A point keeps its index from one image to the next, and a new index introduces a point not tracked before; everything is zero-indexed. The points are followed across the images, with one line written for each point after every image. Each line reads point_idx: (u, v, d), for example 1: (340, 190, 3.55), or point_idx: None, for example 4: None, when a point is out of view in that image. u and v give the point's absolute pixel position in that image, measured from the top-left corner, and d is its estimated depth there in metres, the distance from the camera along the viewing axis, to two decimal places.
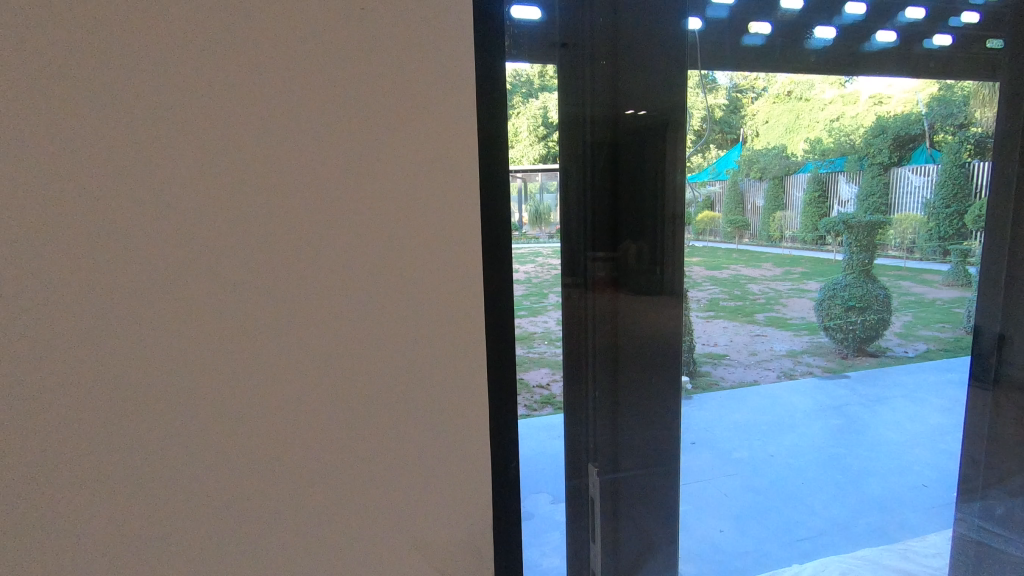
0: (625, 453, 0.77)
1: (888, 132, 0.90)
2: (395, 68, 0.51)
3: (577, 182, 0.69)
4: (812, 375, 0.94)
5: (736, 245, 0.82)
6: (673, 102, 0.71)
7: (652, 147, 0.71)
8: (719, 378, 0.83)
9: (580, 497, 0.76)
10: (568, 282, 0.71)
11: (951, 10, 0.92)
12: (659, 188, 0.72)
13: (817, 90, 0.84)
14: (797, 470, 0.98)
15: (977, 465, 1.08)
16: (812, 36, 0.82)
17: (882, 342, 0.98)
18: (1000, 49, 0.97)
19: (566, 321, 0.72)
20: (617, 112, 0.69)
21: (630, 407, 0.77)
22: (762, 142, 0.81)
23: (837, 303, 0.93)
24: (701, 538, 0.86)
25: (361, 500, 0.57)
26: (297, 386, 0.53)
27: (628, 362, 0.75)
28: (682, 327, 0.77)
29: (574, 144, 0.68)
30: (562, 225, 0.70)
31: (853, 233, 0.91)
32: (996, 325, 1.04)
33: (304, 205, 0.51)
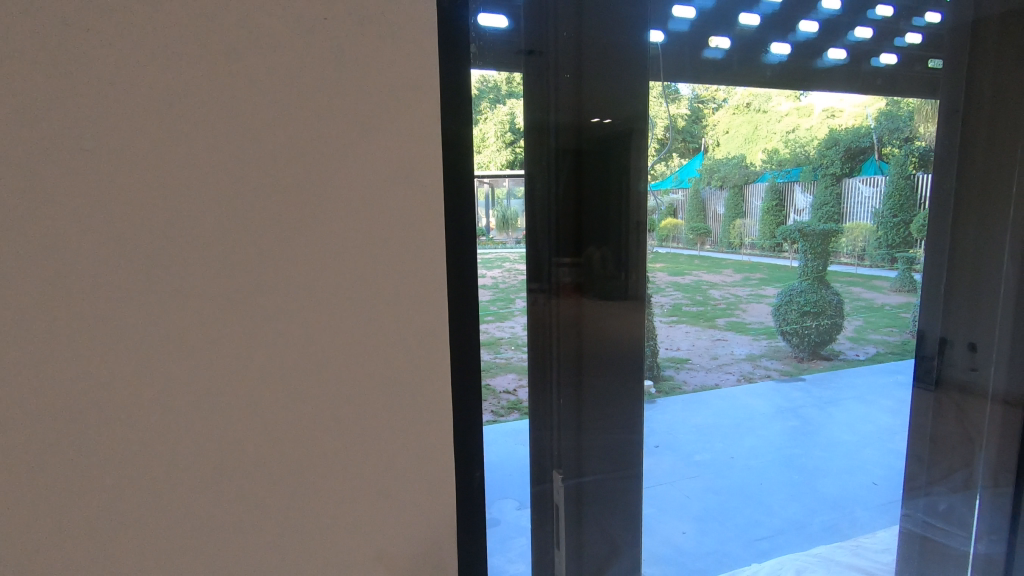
0: (589, 458, 0.78)
1: (840, 144, 0.95)
2: (362, 72, 0.51)
3: (542, 188, 0.70)
4: (770, 378, 0.97)
5: (698, 252, 0.83)
6: (637, 111, 0.72)
7: (617, 156, 0.72)
8: (682, 382, 0.87)
9: (546, 501, 0.77)
10: (534, 288, 0.71)
11: (896, 31, 0.97)
12: (624, 196, 0.73)
13: (774, 102, 0.87)
14: (756, 471, 1.02)
15: (926, 465, 1.12)
16: (769, 52, 0.85)
17: (835, 346, 1.02)
18: (938, 69, 1.02)
19: (533, 327, 0.72)
20: (582, 120, 0.69)
21: (595, 412, 0.77)
22: (723, 151, 0.83)
23: (794, 308, 0.96)
24: (663, 540, 0.90)
25: (326, 511, 0.56)
26: (259, 394, 0.52)
27: (593, 367, 0.76)
28: (645, 332, 0.79)
29: (540, 151, 0.69)
30: (528, 230, 0.70)
31: (808, 241, 0.95)
32: (938, 328, 1.08)
33: (267, 209, 0.50)
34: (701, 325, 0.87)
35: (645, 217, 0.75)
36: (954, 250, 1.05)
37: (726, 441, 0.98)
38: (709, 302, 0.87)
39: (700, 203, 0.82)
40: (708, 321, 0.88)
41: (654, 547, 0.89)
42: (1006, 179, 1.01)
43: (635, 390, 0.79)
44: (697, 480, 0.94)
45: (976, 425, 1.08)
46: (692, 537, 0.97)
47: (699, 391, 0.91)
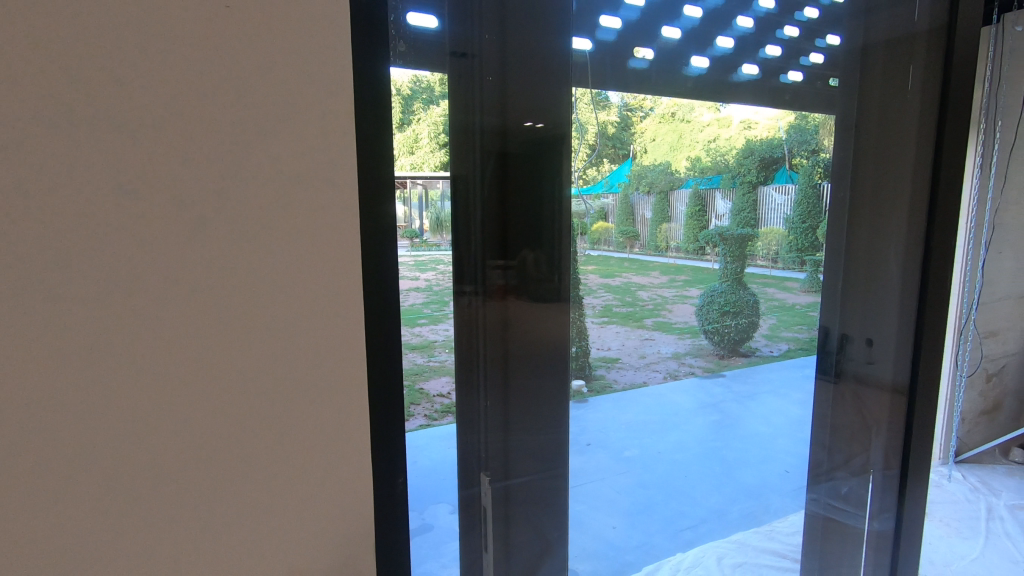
0: (515, 459, 0.76)
1: (755, 154, 1.02)
2: (289, 74, 0.50)
3: (471, 191, 0.67)
4: (693, 374, 1.11)
5: (629, 254, 0.87)
6: (560, 112, 0.71)
7: (541, 156, 0.71)
8: (613, 380, 0.93)
9: (473, 506, 0.74)
10: (459, 292, 0.69)
11: (800, 51, 1.02)
12: (552, 196, 0.72)
13: (696, 113, 0.93)
14: (679, 462, 1.20)
15: (828, 449, 1.14)
16: (689, 64, 0.90)
17: (752, 343, 1.15)
18: (835, 87, 1.04)
19: (460, 330, 0.70)
20: (506, 122, 0.67)
21: (522, 414, 0.76)
22: (650, 158, 0.87)
23: (715, 308, 1.07)
24: (596, 535, 0.95)
25: (246, 515, 0.53)
26: (178, 409, 0.49)
27: (518, 367, 0.75)
28: (573, 330, 0.80)
29: (466, 153, 0.66)
30: (460, 233, 0.68)
31: (727, 244, 1.03)
32: (837, 323, 1.10)
33: (186, 213, 0.47)
34: (630, 325, 0.93)
35: (571, 218, 0.75)
36: (848, 248, 1.08)
37: (654, 436, 1.11)
38: (638, 303, 0.93)
39: (629, 207, 0.86)
40: (637, 321, 0.95)
41: (582, 544, 0.90)
42: (895, 187, 1.04)
43: (561, 392, 0.79)
44: (626, 473, 1.05)
45: (872, 412, 1.11)
46: (620, 528, 1.05)
47: (630, 389, 0.99)
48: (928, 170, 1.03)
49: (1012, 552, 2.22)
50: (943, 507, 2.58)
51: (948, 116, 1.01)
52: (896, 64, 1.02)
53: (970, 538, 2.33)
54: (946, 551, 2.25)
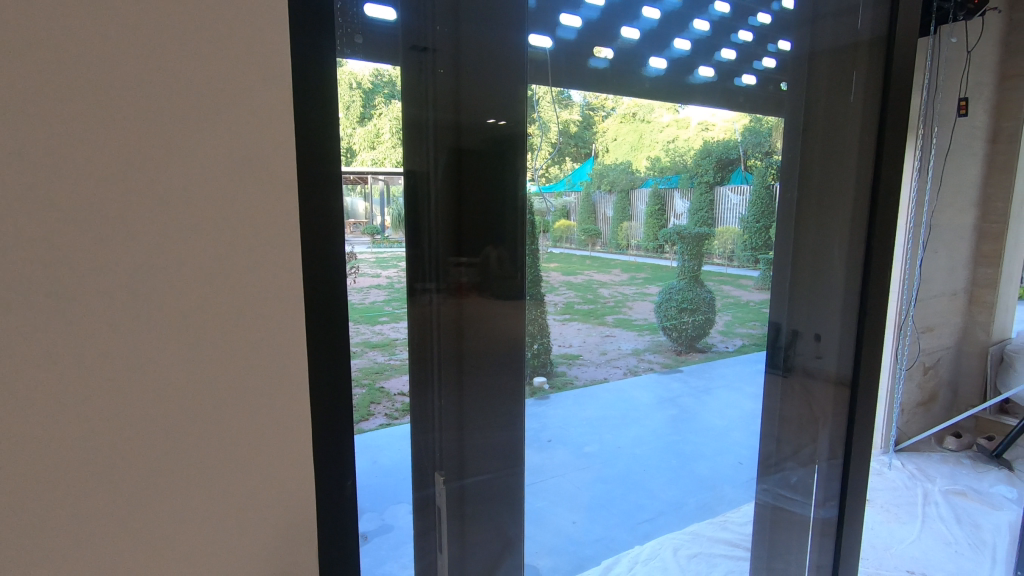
0: (470, 458, 0.74)
1: (712, 155, 1.07)
2: (246, 72, 0.48)
3: (425, 190, 0.65)
4: (653, 369, 1.20)
5: (590, 252, 0.89)
6: (516, 105, 0.69)
7: (496, 152, 0.68)
8: (574, 377, 0.96)
9: (428, 508, 0.72)
10: (414, 294, 0.66)
11: (753, 55, 1.04)
12: (510, 193, 0.70)
13: (656, 113, 0.96)
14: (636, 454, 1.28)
15: (777, 440, 1.16)
16: (647, 65, 0.93)
17: (709, 340, 1.21)
18: (785, 90, 1.04)
19: (414, 331, 0.67)
20: (460, 117, 0.64)
21: (477, 415, 0.74)
22: (611, 157, 0.89)
23: (671, 305, 1.15)
24: (555, 530, 0.96)
25: (198, 513, 0.52)
26: (129, 418, 0.48)
27: (475, 367, 0.72)
28: (531, 328, 0.79)
29: (419, 148, 0.63)
30: (415, 234, 0.65)
31: (685, 243, 1.08)
32: (784, 318, 1.11)
33: (137, 214, 0.45)
34: (591, 321, 0.97)
35: (533, 216, 0.74)
36: (796, 247, 1.09)
37: (614, 431, 1.18)
38: (599, 299, 0.97)
39: (592, 206, 0.88)
40: (598, 318, 1.00)
41: (542, 541, 0.91)
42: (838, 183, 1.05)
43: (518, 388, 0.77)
44: (587, 469, 1.10)
45: (819, 403, 1.13)
46: (580, 523, 1.10)
47: (590, 384, 1.04)
48: (869, 175, 1.03)
49: (946, 534, 2.36)
50: (883, 493, 2.73)
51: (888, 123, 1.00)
52: (841, 70, 1.02)
53: (908, 522, 2.47)
54: (886, 535, 2.38)
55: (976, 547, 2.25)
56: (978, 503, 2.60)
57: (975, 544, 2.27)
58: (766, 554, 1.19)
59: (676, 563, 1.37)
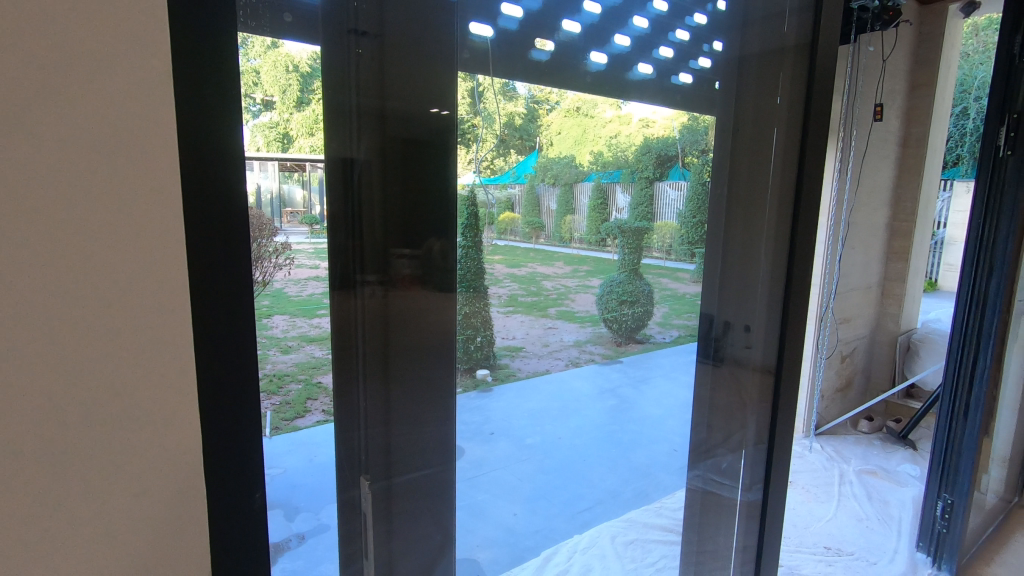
0: (399, 458, 0.68)
1: (652, 151, 1.10)
2: (160, 30, 0.43)
3: (350, 184, 0.59)
4: (593, 360, 1.26)
5: (534, 245, 0.90)
6: (441, 90, 0.64)
7: (426, 139, 0.63)
8: (517, 369, 0.98)
9: (353, 512, 0.66)
10: (339, 291, 0.60)
11: (690, 54, 1.08)
12: (439, 184, 0.66)
13: (599, 109, 0.98)
14: (572, 441, 1.38)
15: (708, 427, 1.19)
16: (589, 60, 0.94)
17: (648, 330, 1.25)
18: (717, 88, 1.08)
19: (336, 333, 0.61)
20: (384, 104, 0.59)
21: (404, 420, 0.68)
22: (555, 151, 0.90)
23: (613, 299, 1.18)
24: (489, 527, 0.98)
25: (92, 528, 0.45)
26: (8, 419, 0.40)
27: (401, 369, 0.66)
28: (459, 322, 0.74)
29: (344, 133, 0.57)
30: (337, 230, 0.59)
31: (626, 236, 1.11)
32: (713, 308, 1.15)
33: (16, 182, 0.38)
34: (534, 314, 0.99)
35: (479, 208, 0.74)
36: (726, 242, 1.12)
37: (553, 421, 1.25)
38: (542, 292, 0.98)
39: (536, 198, 0.88)
40: (541, 310, 1.01)
41: (482, 534, 0.95)
42: (760, 178, 1.06)
43: (451, 383, 0.73)
44: (528, 460, 1.21)
45: (747, 392, 1.13)
46: (522, 514, 1.22)
47: (532, 375, 1.07)
48: (792, 176, 1.03)
49: (858, 511, 2.56)
50: (802, 475, 2.92)
51: (810, 125, 1.00)
52: (768, 71, 1.03)
53: (825, 501, 2.66)
54: (805, 514, 2.54)
55: (884, 523, 2.45)
56: (886, 481, 2.83)
57: (883, 519, 2.48)
58: (696, 538, 1.23)
59: (614, 550, 1.47)
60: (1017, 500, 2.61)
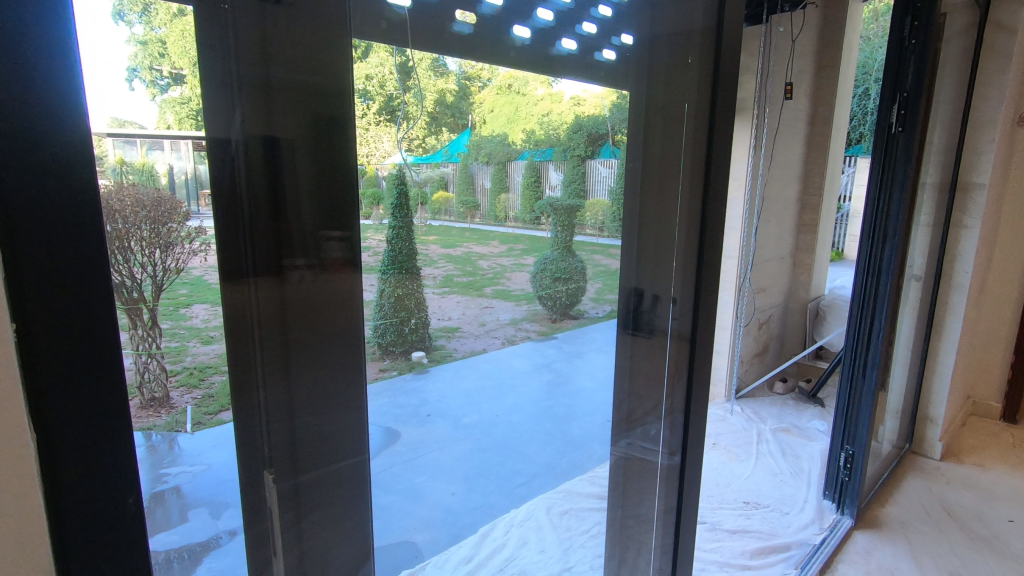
0: (306, 452, 0.59)
1: (583, 129, 1.11)
2: None
3: (245, 169, 0.50)
4: (529, 336, 1.29)
5: (469, 224, 0.89)
6: (333, 59, 0.55)
7: (323, 115, 0.54)
8: (453, 349, 0.97)
9: (261, 517, 0.57)
10: (235, 290, 0.52)
11: (612, 30, 1.02)
12: (347, 154, 0.58)
13: (531, 87, 0.98)
14: (509, 417, 1.46)
15: (631, 397, 1.19)
16: (511, 33, 0.91)
17: (581, 306, 1.28)
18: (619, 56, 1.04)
19: (230, 325, 0.52)
20: (268, 69, 0.49)
21: (306, 412, 0.58)
22: (488, 128, 0.89)
23: (547, 275, 1.20)
24: (421, 516, 0.98)
25: None
26: None
27: (301, 360, 0.56)
28: (373, 304, 0.68)
29: (223, 111, 0.48)
30: (240, 220, 0.51)
31: (558, 213, 1.13)
32: (631, 277, 1.12)
33: None
34: (470, 294, 0.98)
35: (409, 188, 0.73)
36: (642, 221, 1.08)
37: (489, 401, 1.29)
38: (478, 272, 0.98)
39: (469, 177, 0.87)
40: (477, 290, 1.01)
41: (419, 515, 0.98)
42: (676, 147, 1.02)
43: (360, 378, 0.64)
44: (463, 439, 1.25)
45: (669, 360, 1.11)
46: (459, 494, 1.33)
47: (468, 355, 1.06)
48: (702, 151, 0.99)
49: (773, 466, 2.78)
50: (722, 433, 3.15)
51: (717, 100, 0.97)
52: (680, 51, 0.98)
53: (744, 459, 2.86)
54: (726, 472, 2.73)
55: (796, 475, 2.67)
56: (798, 437, 3.08)
57: (795, 473, 2.69)
58: (622, 506, 1.22)
59: (550, 522, 1.44)
60: (908, 447, 2.90)
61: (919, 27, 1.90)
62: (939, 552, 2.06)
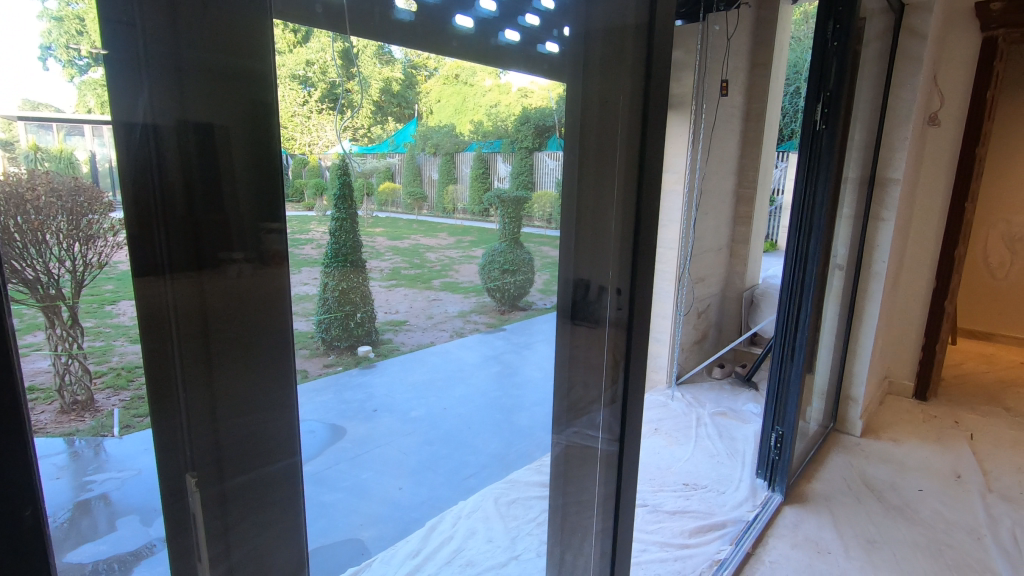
0: (232, 454, 0.55)
1: (530, 121, 1.05)
2: None
3: (160, 157, 0.47)
4: (477, 330, 1.17)
5: (417, 216, 0.88)
6: (248, 37, 0.51)
7: (242, 98, 0.51)
8: (399, 343, 0.94)
9: (183, 527, 0.53)
10: (150, 288, 0.48)
11: (552, 25, 1.03)
12: (273, 141, 0.55)
13: (478, 78, 0.96)
14: (458, 416, 1.32)
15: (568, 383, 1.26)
16: (454, 23, 0.90)
17: (529, 299, 1.19)
18: (556, 53, 1.05)
19: (146, 326, 0.48)
20: (177, 49, 0.46)
21: (233, 414, 0.55)
22: (435, 119, 0.88)
23: (495, 267, 1.13)
24: (367, 515, 0.96)
25: None
26: None
27: (224, 361, 0.53)
28: (315, 296, 0.67)
29: (129, 95, 0.45)
30: (157, 213, 0.47)
31: (505, 205, 1.07)
32: (571, 272, 1.17)
33: None
34: (418, 286, 0.97)
35: (353, 178, 0.72)
36: (579, 209, 1.14)
37: (433, 393, 1.19)
38: (426, 265, 0.96)
39: (416, 168, 0.85)
40: (424, 283, 0.99)
41: (365, 512, 0.96)
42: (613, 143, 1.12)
43: (286, 378, 0.60)
44: (412, 433, 1.21)
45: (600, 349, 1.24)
46: (407, 489, 1.27)
47: (416, 349, 1.04)
48: (636, 148, 1.12)
49: (711, 448, 2.90)
50: (664, 420, 3.25)
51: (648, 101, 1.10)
52: (611, 51, 1.07)
53: (684, 443, 2.97)
54: (666, 456, 2.84)
55: (732, 456, 2.81)
56: (733, 420, 3.23)
57: (731, 454, 2.83)
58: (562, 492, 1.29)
59: (498, 512, 1.41)
60: (832, 426, 3.10)
61: (840, 29, 2.02)
62: (859, 522, 2.22)
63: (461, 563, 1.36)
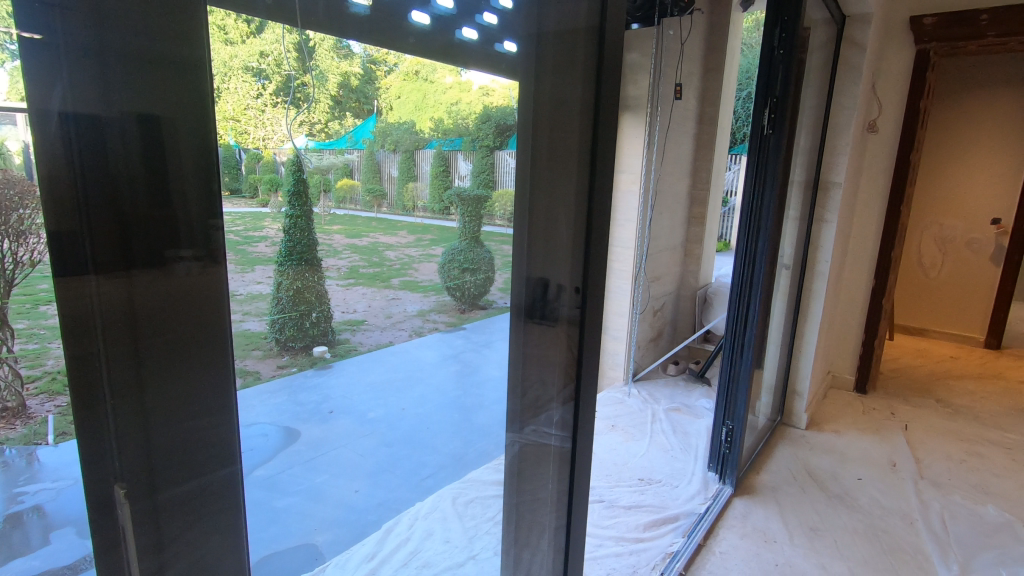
0: (164, 464, 0.52)
1: (491, 120, 1.05)
2: None
3: (82, 146, 0.44)
4: (436, 330, 1.15)
5: (375, 214, 0.87)
6: (182, 23, 0.49)
7: (175, 86, 0.48)
8: (358, 343, 0.89)
9: (112, 542, 0.50)
10: (72, 287, 0.45)
11: (510, 24, 1.03)
12: (212, 132, 0.52)
13: (438, 74, 0.95)
14: (420, 417, 1.25)
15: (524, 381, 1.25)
16: (410, 18, 0.88)
17: (490, 296, 1.20)
18: (513, 52, 1.04)
19: (68, 328, 0.45)
20: (99, 33, 0.43)
21: (167, 422, 0.51)
22: (395, 116, 0.87)
23: (455, 266, 1.12)
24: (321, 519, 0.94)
25: None
26: None
27: (156, 365, 0.50)
28: (264, 295, 0.64)
29: (46, 80, 0.42)
30: (79, 206, 0.44)
31: (465, 203, 1.07)
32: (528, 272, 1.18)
33: None
34: (376, 285, 0.94)
35: (307, 174, 0.70)
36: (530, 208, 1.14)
37: (395, 394, 1.13)
38: (384, 262, 0.94)
39: (375, 164, 0.84)
40: (383, 281, 0.96)
41: (319, 516, 0.94)
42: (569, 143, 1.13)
43: (226, 385, 0.57)
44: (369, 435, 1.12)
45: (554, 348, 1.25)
46: (363, 492, 1.19)
47: (374, 349, 0.98)
48: (588, 150, 1.14)
49: (665, 443, 2.98)
50: (620, 417, 3.31)
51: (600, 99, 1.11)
52: (563, 53, 1.09)
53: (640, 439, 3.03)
54: (623, 453, 2.88)
55: (685, 451, 2.88)
56: (687, 415, 3.32)
57: (685, 449, 2.90)
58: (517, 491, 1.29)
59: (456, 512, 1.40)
60: (780, 419, 3.24)
61: (786, 38, 2.09)
62: (805, 511, 2.31)
63: (418, 564, 1.33)
